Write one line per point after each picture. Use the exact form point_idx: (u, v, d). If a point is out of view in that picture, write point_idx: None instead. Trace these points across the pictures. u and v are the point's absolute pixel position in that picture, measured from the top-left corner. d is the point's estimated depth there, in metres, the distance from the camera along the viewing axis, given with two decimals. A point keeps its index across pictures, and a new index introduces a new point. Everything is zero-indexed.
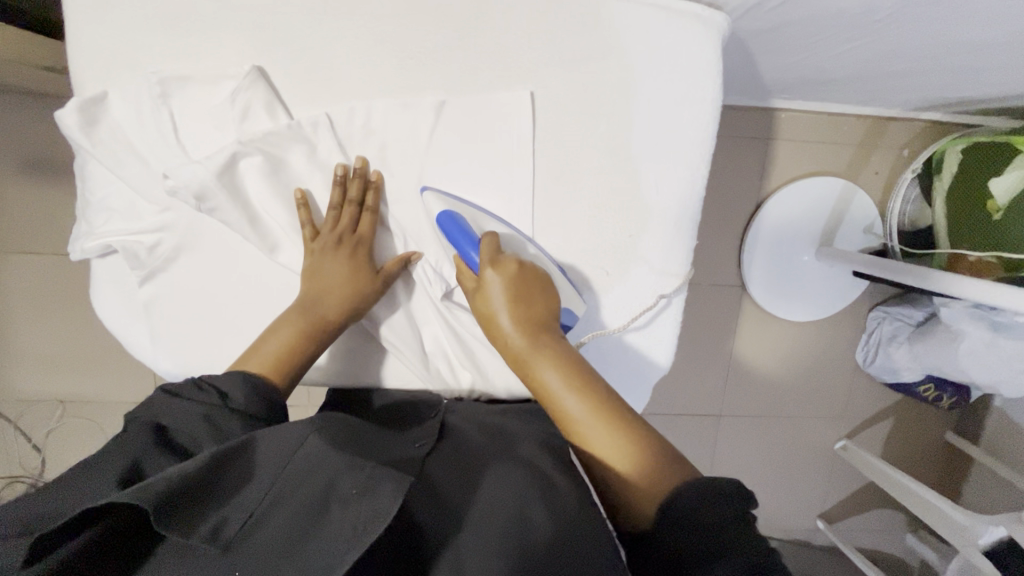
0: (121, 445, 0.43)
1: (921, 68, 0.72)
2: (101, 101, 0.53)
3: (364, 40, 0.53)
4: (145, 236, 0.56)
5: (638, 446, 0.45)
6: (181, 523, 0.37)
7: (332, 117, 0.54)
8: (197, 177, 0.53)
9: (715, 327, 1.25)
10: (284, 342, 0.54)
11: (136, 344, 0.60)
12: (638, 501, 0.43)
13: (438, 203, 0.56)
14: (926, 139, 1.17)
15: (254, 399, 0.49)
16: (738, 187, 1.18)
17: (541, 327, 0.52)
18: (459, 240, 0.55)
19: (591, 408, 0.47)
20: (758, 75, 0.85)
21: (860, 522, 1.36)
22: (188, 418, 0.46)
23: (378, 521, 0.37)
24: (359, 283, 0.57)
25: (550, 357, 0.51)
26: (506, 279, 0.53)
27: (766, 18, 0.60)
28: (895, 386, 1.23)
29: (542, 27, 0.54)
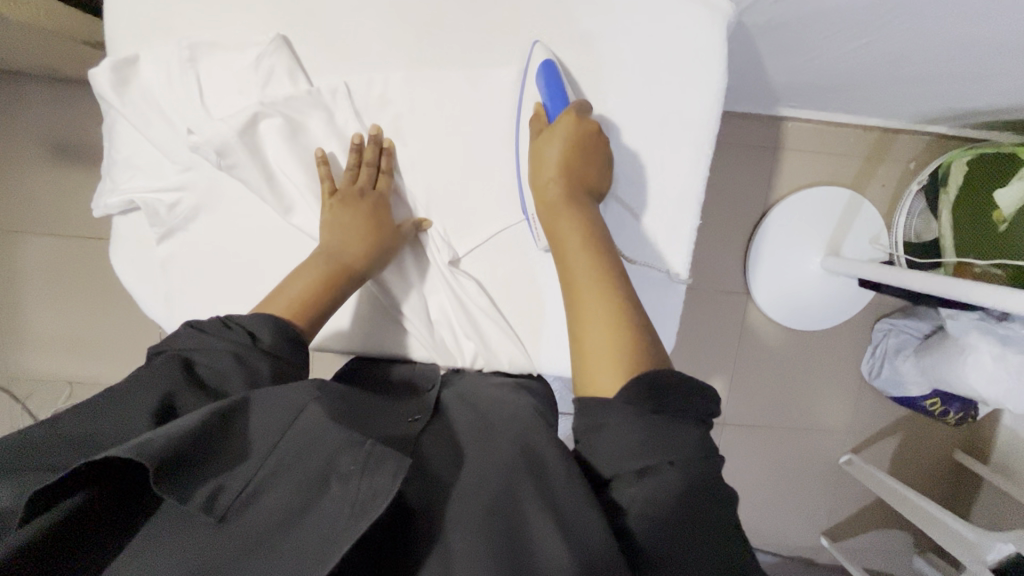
0: (151, 378, 0.45)
1: (926, 72, 0.74)
2: (134, 63, 0.56)
3: (383, 18, 0.56)
4: (166, 194, 0.58)
5: (627, 324, 0.45)
6: (179, 486, 0.37)
7: (350, 87, 0.57)
8: (218, 134, 0.55)
9: (720, 332, 1.25)
10: (305, 288, 0.55)
11: (151, 302, 0.62)
12: (597, 360, 0.44)
13: (542, 52, 0.55)
14: (933, 152, 1.18)
15: (279, 344, 0.51)
16: (746, 193, 1.20)
17: (579, 187, 0.54)
18: (550, 84, 0.55)
19: (599, 273, 0.48)
20: (767, 77, 0.87)
21: (866, 541, 1.33)
22: (218, 357, 0.48)
23: (377, 498, 0.37)
24: (379, 237, 0.58)
25: (578, 215, 0.53)
26: (571, 133, 0.54)
27: (772, 14, 0.62)
28: (902, 401, 1.21)
29: (551, 11, 0.56)
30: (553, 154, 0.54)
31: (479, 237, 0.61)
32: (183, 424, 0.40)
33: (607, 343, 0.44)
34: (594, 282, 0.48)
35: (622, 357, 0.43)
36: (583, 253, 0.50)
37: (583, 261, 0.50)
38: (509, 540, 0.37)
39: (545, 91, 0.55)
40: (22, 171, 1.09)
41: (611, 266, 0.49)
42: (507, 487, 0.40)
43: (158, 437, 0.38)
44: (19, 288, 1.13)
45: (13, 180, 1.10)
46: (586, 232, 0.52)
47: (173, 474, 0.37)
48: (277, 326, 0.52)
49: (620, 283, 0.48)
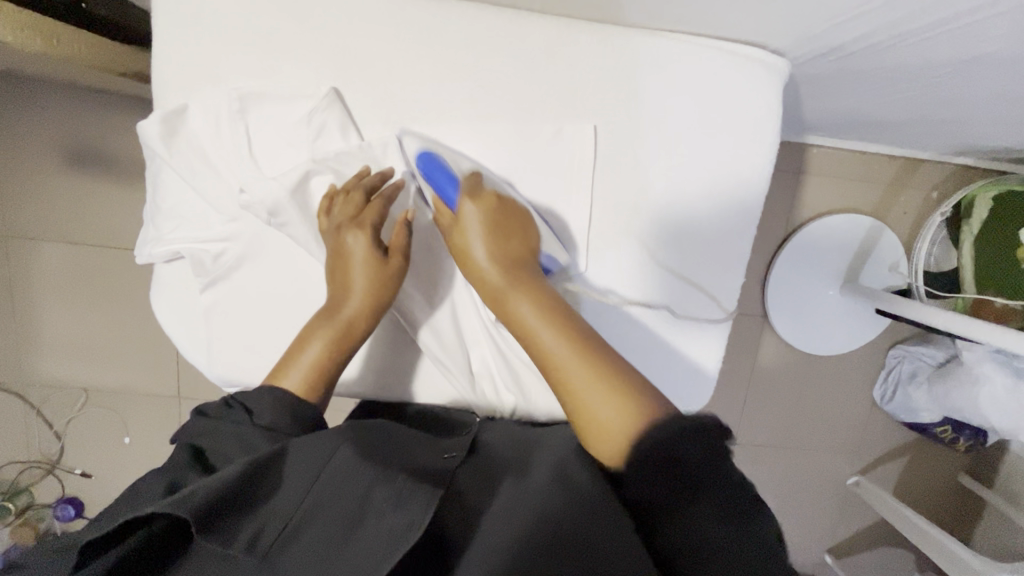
0: (162, 470, 0.46)
1: (970, 117, 0.73)
2: (183, 113, 0.55)
3: (435, 68, 0.54)
4: (213, 245, 0.58)
5: (610, 382, 0.46)
6: (219, 532, 0.38)
7: (402, 139, 0.56)
8: (272, 194, 0.55)
9: (736, 356, 1.25)
10: (309, 348, 0.55)
11: (190, 348, 0.62)
12: (608, 436, 0.45)
13: (416, 142, 0.55)
14: (956, 181, 1.17)
15: (279, 414, 0.50)
16: (769, 219, 1.19)
17: (514, 258, 0.53)
18: (433, 180, 0.54)
19: (569, 345, 0.48)
20: (803, 113, 0.85)
21: (869, 559, 1.35)
22: (221, 434, 0.48)
23: (413, 531, 0.37)
24: (378, 278, 0.56)
25: (525, 288, 0.52)
26: (485, 216, 0.53)
27: (828, 70, 0.60)
28: (911, 426, 1.23)
29: (608, 65, 0.55)
30: (477, 246, 0.53)
31: None
32: (216, 475, 0.41)
33: (605, 418, 0.45)
34: (571, 355, 0.48)
35: (621, 419, 0.44)
36: (546, 328, 0.50)
37: (549, 336, 0.49)
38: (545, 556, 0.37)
39: (434, 183, 0.54)
40: (41, 181, 1.08)
41: (573, 327, 0.50)
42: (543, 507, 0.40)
43: (192, 493, 0.39)
44: (36, 296, 1.12)
45: (33, 187, 1.08)
46: (543, 309, 0.51)
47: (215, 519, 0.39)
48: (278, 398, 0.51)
49: (591, 341, 0.49)
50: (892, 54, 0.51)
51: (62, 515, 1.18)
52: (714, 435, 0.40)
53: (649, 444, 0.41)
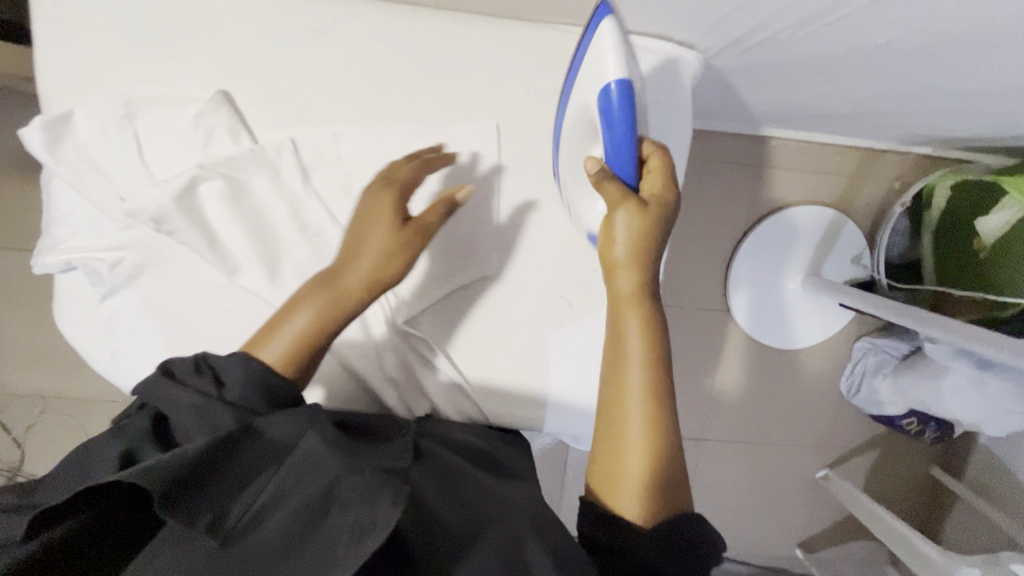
0: (120, 433, 0.46)
1: (906, 107, 0.74)
2: (68, 120, 0.56)
3: (337, 76, 0.59)
4: (106, 254, 0.58)
5: (660, 458, 0.48)
6: (181, 508, 0.37)
7: (296, 142, 0.59)
8: (155, 202, 0.55)
9: (702, 353, 1.23)
10: (302, 315, 0.51)
11: (95, 356, 0.62)
12: (625, 490, 0.47)
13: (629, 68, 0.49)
14: (918, 171, 1.16)
15: (248, 392, 0.46)
16: (727, 213, 1.17)
17: (647, 284, 0.51)
18: (620, 117, 0.51)
19: (648, 398, 0.48)
20: (746, 107, 0.84)
21: (841, 552, 1.35)
22: (185, 406, 0.46)
23: (374, 532, 0.37)
24: (400, 241, 0.53)
25: (644, 309, 0.50)
26: (643, 227, 0.50)
27: (745, 64, 0.60)
28: (879, 419, 1.22)
29: (490, 74, 0.61)
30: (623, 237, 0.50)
31: (434, 295, 0.63)
32: (184, 449, 0.40)
33: (639, 476, 0.47)
34: (639, 404, 0.48)
35: (649, 483, 0.47)
36: (641, 370, 0.49)
37: (638, 379, 0.49)
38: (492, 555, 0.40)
39: (612, 120, 0.51)
40: None
41: (662, 394, 0.49)
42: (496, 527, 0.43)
43: (157, 465, 0.38)
44: None
45: None
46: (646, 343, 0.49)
47: (181, 495, 0.37)
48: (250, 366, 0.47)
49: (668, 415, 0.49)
50: (797, 42, 0.51)
51: None
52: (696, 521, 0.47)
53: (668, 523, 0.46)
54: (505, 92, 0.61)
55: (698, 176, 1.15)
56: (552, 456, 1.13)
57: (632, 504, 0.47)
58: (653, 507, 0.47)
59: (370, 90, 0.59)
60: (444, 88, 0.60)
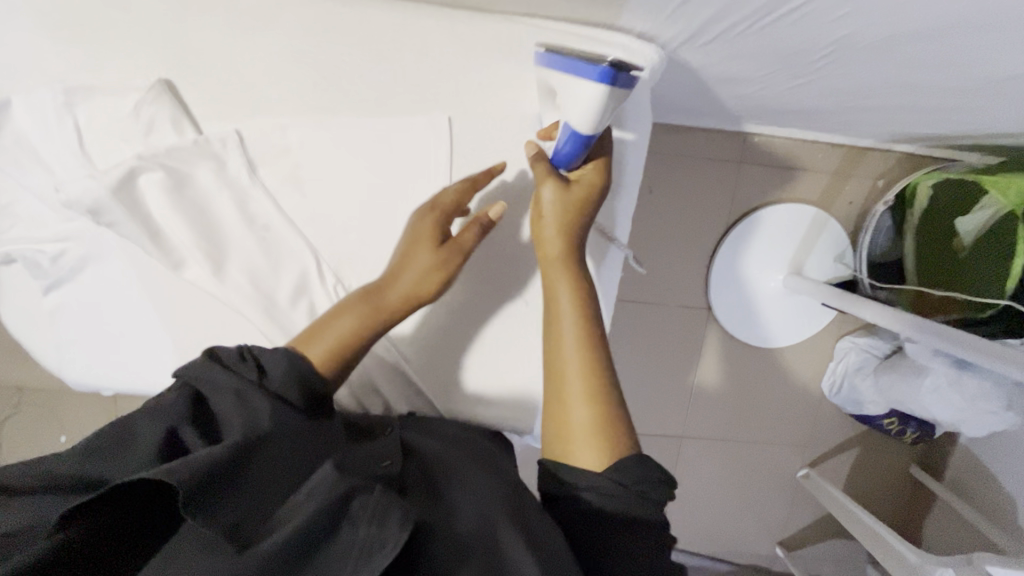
0: (158, 412, 0.43)
1: (883, 103, 0.72)
2: (5, 108, 0.56)
3: (287, 64, 0.57)
4: (49, 245, 0.58)
5: (603, 403, 0.49)
6: (205, 509, 0.36)
7: (242, 133, 0.59)
8: (90, 193, 0.55)
9: (681, 350, 1.22)
10: (342, 324, 0.52)
11: (42, 348, 0.63)
12: (578, 440, 0.47)
13: (586, 126, 0.51)
14: (901, 169, 1.15)
15: (289, 386, 0.47)
16: (707, 210, 1.15)
17: (573, 242, 0.56)
18: (571, 144, 0.54)
19: (584, 345, 0.51)
20: (721, 102, 0.82)
21: (821, 550, 1.35)
22: (224, 395, 0.44)
23: (386, 548, 0.37)
24: (444, 257, 0.55)
25: (571, 271, 0.55)
26: (568, 196, 0.56)
27: (710, 57, 0.59)
28: (859, 418, 1.21)
29: (443, 64, 0.59)
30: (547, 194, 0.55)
31: None
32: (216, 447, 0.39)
33: (586, 420, 0.48)
34: (577, 353, 0.51)
35: (598, 428, 0.47)
36: (574, 322, 0.52)
37: (571, 331, 0.52)
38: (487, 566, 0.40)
39: (564, 144, 0.54)
40: None
41: (597, 345, 0.52)
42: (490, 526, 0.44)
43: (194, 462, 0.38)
44: None
45: None
46: (575, 297, 0.54)
47: (210, 499, 0.37)
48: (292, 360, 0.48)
49: (604, 361, 0.51)
50: (757, 34, 0.50)
51: None
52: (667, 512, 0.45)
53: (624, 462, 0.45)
54: (460, 85, 0.60)
55: (678, 172, 1.14)
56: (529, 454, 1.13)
57: (586, 450, 0.47)
58: (605, 445, 0.47)
59: (321, 80, 0.58)
60: (397, 80, 0.59)
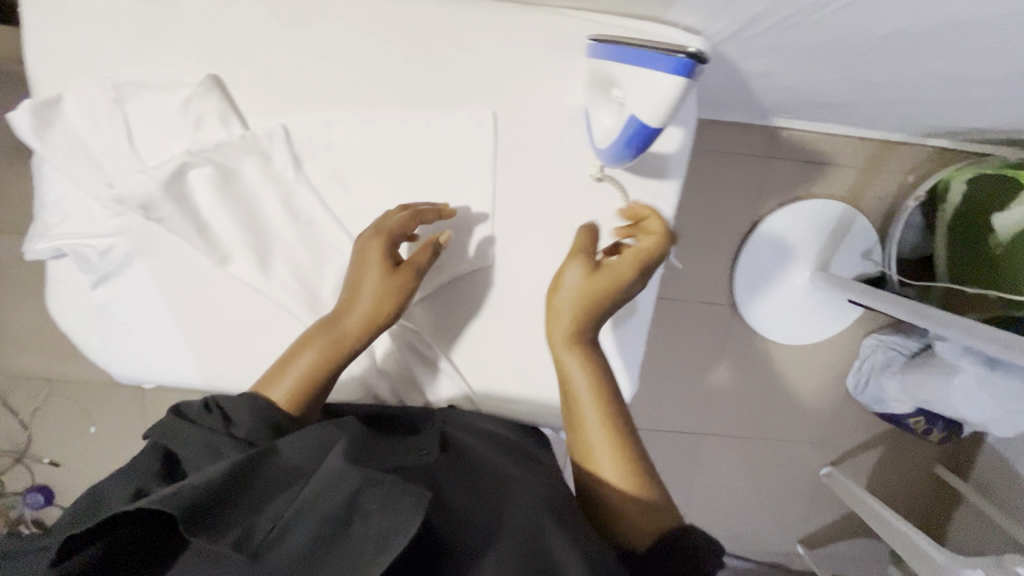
0: (127, 472, 0.46)
1: (926, 96, 0.71)
2: (55, 103, 0.56)
3: (330, 58, 0.57)
4: (99, 240, 0.59)
5: (633, 476, 0.52)
6: (206, 532, 0.36)
7: (288, 129, 0.59)
8: (143, 188, 0.56)
9: (705, 347, 1.21)
10: (304, 366, 0.54)
11: (88, 342, 0.64)
12: (614, 514, 0.52)
13: (654, 118, 0.48)
14: (932, 165, 1.13)
15: (254, 429, 0.49)
16: (734, 206, 1.14)
17: (590, 317, 0.56)
18: (632, 137, 0.51)
19: (607, 414, 0.53)
20: (755, 96, 0.81)
21: (843, 550, 1.34)
22: (194, 446, 0.48)
23: (399, 536, 0.36)
24: (397, 285, 0.56)
25: (584, 354, 0.56)
26: (586, 282, 0.56)
27: (752, 50, 0.58)
28: (884, 416, 1.20)
29: (485, 58, 0.58)
30: (569, 278, 0.57)
31: (425, 289, 0.64)
32: (208, 473, 0.40)
33: (615, 480, 0.51)
34: (604, 420, 0.53)
35: (630, 506, 0.51)
36: (592, 399, 0.54)
37: (591, 410, 0.54)
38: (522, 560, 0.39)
39: (626, 136, 0.51)
40: None
41: (615, 412, 0.54)
42: (519, 526, 0.43)
43: (182, 490, 0.38)
44: None
45: None
46: (593, 366, 0.55)
47: (209, 521, 0.37)
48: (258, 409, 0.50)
49: (627, 431, 0.53)
50: (809, 27, 0.49)
51: (32, 503, 1.19)
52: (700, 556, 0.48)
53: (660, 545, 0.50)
54: (501, 78, 0.59)
55: (704, 167, 1.12)
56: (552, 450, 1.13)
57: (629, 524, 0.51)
58: (629, 502, 0.51)
59: (361, 74, 0.58)
60: (439, 73, 0.58)
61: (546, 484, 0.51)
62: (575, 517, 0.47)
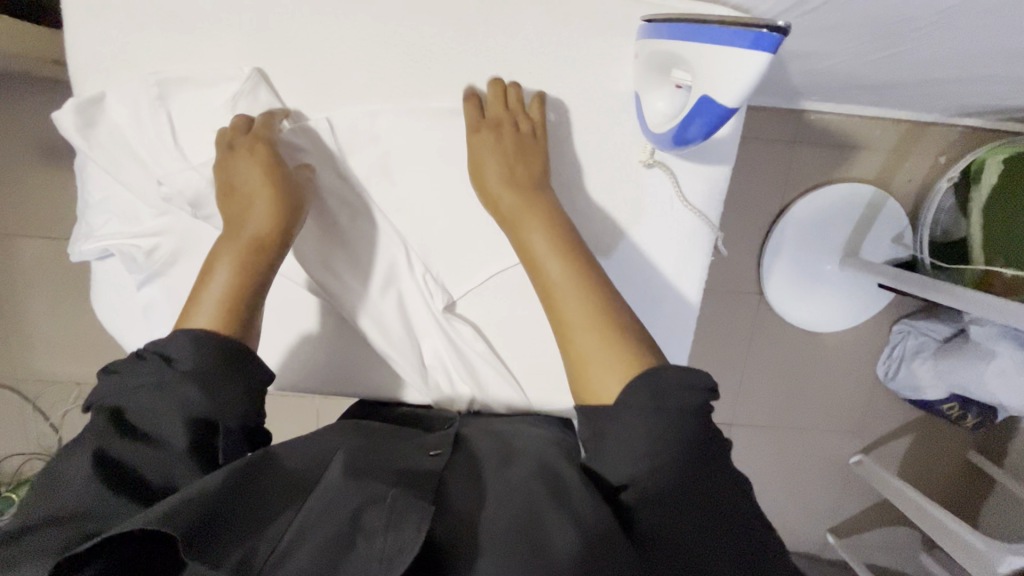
0: (80, 440, 0.42)
1: (968, 74, 0.69)
2: (100, 102, 0.57)
3: (368, 50, 0.57)
4: (143, 240, 0.59)
5: (594, 312, 0.49)
6: (209, 553, 0.35)
7: (332, 123, 0.59)
8: (193, 184, 0.57)
9: (732, 336, 1.20)
10: (226, 280, 0.52)
11: (131, 341, 0.64)
12: (592, 371, 0.47)
13: (730, 99, 0.47)
14: (964, 145, 1.11)
15: (201, 357, 0.47)
16: (761, 192, 1.12)
17: (524, 179, 0.56)
18: (704, 121, 0.50)
19: (572, 279, 0.51)
20: (788, 79, 0.80)
21: (873, 538, 1.33)
22: (147, 395, 0.45)
23: (404, 553, 0.36)
24: (282, 180, 0.56)
25: (534, 216, 0.55)
26: (507, 146, 0.57)
27: (797, 31, 0.57)
28: (917, 403, 1.18)
29: (523, 45, 0.58)
30: (491, 163, 0.57)
31: (471, 282, 0.63)
32: (202, 486, 0.39)
33: (596, 349, 0.47)
34: (573, 296, 0.50)
35: (605, 353, 0.47)
36: (546, 253, 0.53)
37: (548, 259, 0.53)
38: (530, 558, 0.37)
39: (699, 121, 0.50)
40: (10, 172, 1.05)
41: (573, 259, 0.52)
42: (527, 515, 0.41)
43: (180, 505, 0.37)
44: (16, 292, 1.10)
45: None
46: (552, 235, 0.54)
47: (208, 540, 0.35)
48: (197, 340, 0.48)
49: (586, 275, 0.52)
50: (861, 6, 0.48)
51: None
52: (688, 400, 0.42)
53: (641, 373, 0.44)
54: (540, 66, 0.59)
55: None
56: None
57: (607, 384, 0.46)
58: (609, 355, 0.47)
59: (398, 66, 0.57)
60: (477, 62, 0.58)
61: (551, 459, 0.49)
62: (579, 480, 0.44)
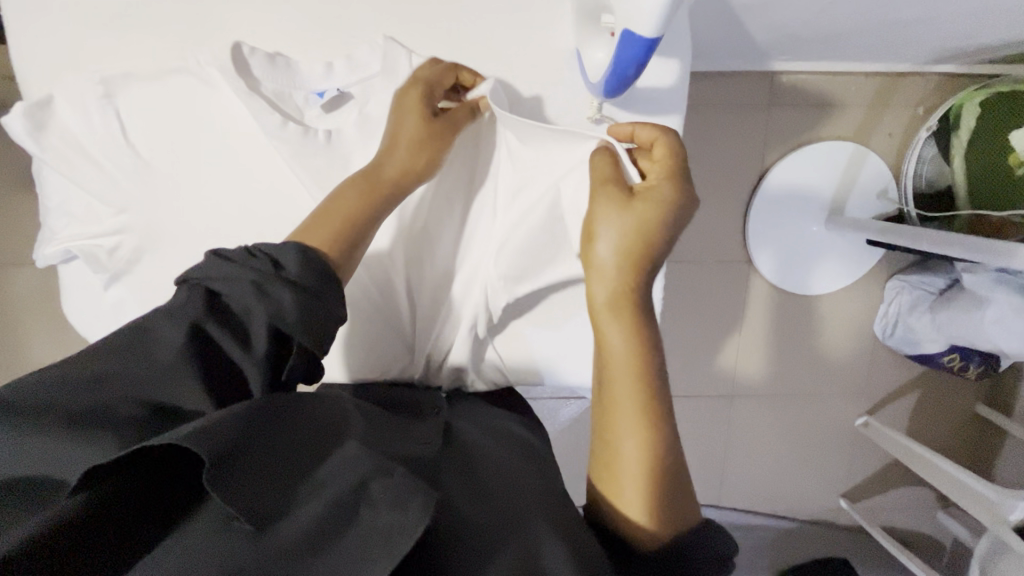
0: (172, 315, 0.43)
1: (924, 14, 0.69)
2: (48, 105, 0.58)
3: None
4: (105, 239, 0.60)
5: (655, 455, 0.45)
6: (225, 487, 0.34)
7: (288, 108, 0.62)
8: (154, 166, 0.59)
9: (724, 306, 1.19)
10: (348, 209, 0.53)
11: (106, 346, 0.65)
12: (623, 500, 0.45)
13: (649, 29, 0.45)
14: (940, 93, 1.10)
15: (308, 273, 0.46)
16: (740, 158, 1.12)
17: (638, 260, 0.48)
18: (629, 55, 0.48)
19: (643, 407, 0.46)
20: (750, 37, 0.79)
21: (887, 500, 1.31)
22: (239, 286, 0.44)
23: (407, 532, 0.34)
24: (437, 132, 0.58)
25: (626, 315, 0.48)
26: (633, 223, 0.48)
27: None
28: (919, 359, 1.16)
29: None
30: (607, 232, 0.49)
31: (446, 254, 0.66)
32: (225, 415, 0.37)
33: (640, 491, 0.44)
34: (635, 431, 0.45)
35: (648, 504, 0.45)
36: (626, 362, 0.47)
37: (624, 375, 0.47)
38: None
39: (624, 52, 0.48)
40: None
41: (650, 380, 0.47)
42: (530, 534, 0.41)
43: (209, 426, 0.36)
44: None
45: None
46: (633, 341, 0.47)
47: (226, 471, 0.34)
48: (305, 253, 0.47)
49: (660, 405, 0.46)
50: None
51: None
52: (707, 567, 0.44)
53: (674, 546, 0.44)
54: None
55: (706, 122, 1.10)
56: (581, 427, 1.12)
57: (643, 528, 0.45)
58: (650, 513, 0.45)
59: None
60: None
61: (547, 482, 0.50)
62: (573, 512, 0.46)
